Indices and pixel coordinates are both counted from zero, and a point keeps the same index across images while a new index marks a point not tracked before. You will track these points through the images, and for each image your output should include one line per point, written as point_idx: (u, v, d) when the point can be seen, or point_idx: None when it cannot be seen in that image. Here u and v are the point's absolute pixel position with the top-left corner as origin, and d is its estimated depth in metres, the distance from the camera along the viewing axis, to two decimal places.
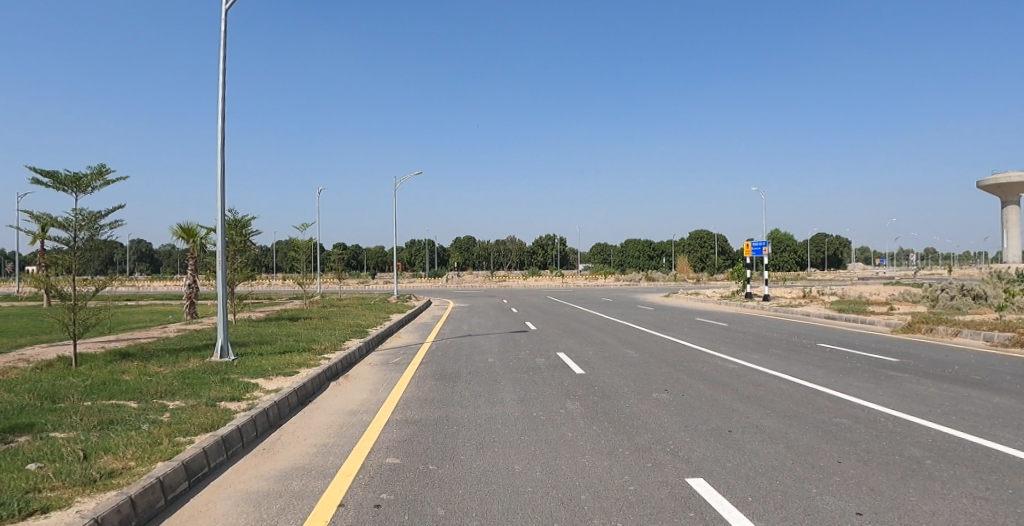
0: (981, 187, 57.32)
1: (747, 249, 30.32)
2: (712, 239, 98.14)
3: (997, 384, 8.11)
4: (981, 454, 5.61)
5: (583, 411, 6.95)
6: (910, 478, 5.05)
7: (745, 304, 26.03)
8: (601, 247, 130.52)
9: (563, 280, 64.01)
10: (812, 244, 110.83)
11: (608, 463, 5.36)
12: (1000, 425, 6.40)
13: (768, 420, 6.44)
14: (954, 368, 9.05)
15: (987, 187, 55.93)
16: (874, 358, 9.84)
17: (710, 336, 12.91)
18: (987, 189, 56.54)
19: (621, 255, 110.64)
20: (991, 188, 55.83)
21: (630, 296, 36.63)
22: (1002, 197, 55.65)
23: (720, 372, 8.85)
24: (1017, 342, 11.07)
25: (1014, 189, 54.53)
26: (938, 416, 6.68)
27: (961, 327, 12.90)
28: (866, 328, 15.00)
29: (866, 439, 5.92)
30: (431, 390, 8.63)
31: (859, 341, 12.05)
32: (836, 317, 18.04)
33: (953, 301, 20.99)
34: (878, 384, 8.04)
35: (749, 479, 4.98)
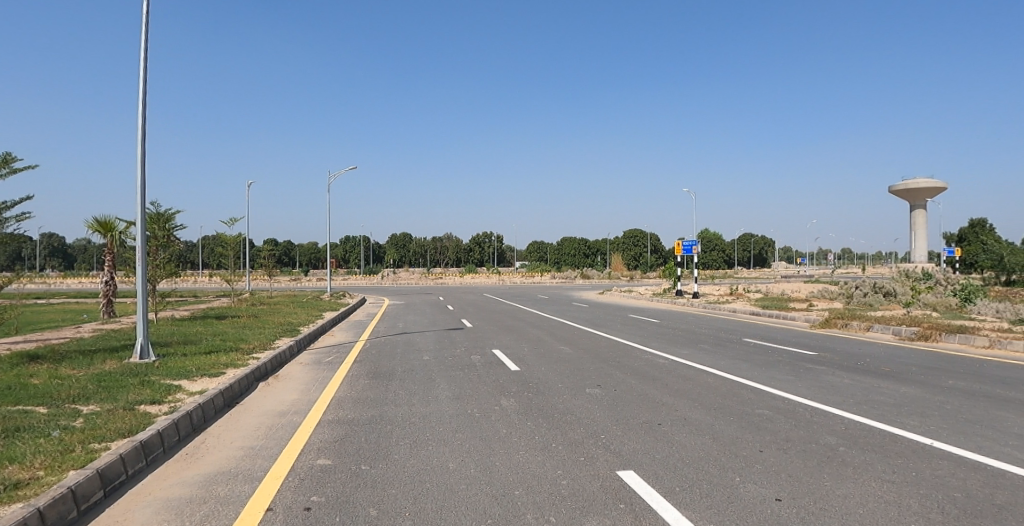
0: (891, 192, 61.21)
1: (678, 247, 31.17)
2: (646, 238, 100.79)
3: (903, 375, 8.70)
4: (889, 440, 6.03)
5: (517, 407, 6.98)
6: (825, 464, 5.36)
7: (675, 301, 26.84)
8: (538, 245, 131.93)
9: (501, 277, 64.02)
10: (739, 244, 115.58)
11: (542, 457, 5.41)
12: (905, 413, 6.88)
13: (694, 412, 6.66)
14: (865, 360, 9.64)
15: (897, 191, 59.76)
16: (795, 352, 10.32)
17: (643, 332, 13.21)
18: (897, 194, 60.49)
19: (559, 253, 111.65)
20: (901, 193, 59.71)
21: (566, 293, 36.96)
22: (911, 201, 59.54)
23: (650, 367, 9.07)
24: (922, 336, 11.88)
25: (921, 194, 58.48)
26: (850, 406, 7.10)
27: (873, 322, 13.73)
28: (787, 324, 15.72)
29: (785, 428, 6.21)
30: (364, 389, 8.46)
31: (780, 336, 12.64)
32: (759, 313, 18.81)
33: (866, 297, 22.33)
34: (797, 376, 8.46)
35: (677, 469, 5.14)
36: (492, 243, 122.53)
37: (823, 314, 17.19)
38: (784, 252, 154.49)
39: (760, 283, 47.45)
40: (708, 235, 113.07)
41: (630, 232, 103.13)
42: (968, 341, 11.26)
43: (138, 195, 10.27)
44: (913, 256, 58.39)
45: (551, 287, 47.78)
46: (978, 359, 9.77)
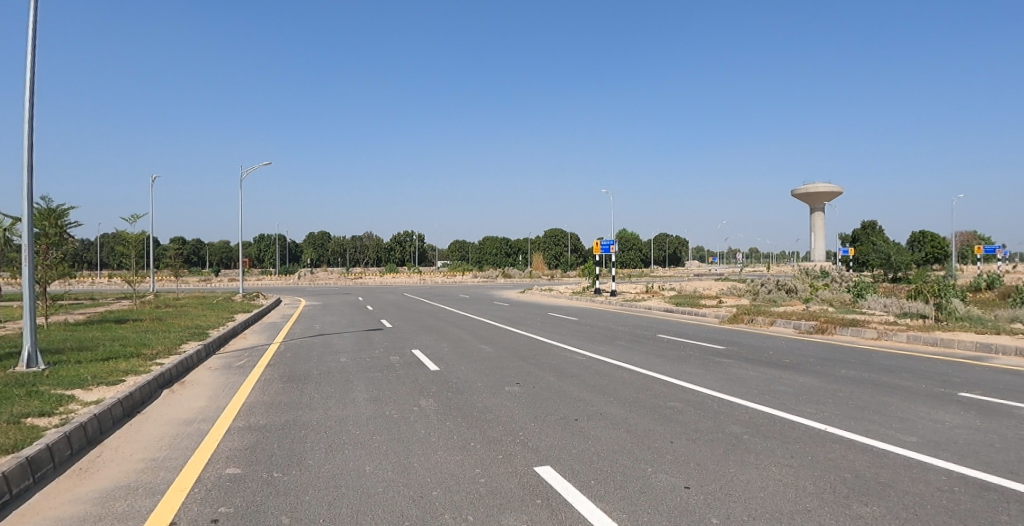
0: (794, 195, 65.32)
1: (597, 246, 31.93)
2: (568, 237, 102.73)
3: (801, 366, 9.30)
4: (788, 426, 6.43)
5: (436, 407, 6.92)
6: (730, 453, 5.65)
7: (593, 299, 27.50)
8: (461, 245, 131.48)
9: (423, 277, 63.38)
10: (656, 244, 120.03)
11: (459, 457, 5.38)
12: (803, 401, 7.36)
13: (609, 407, 6.84)
14: (768, 353, 10.24)
15: (799, 195, 63.84)
16: (705, 347, 10.81)
17: (562, 330, 13.44)
18: (798, 197, 64.62)
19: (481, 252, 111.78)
20: (801, 196, 63.81)
21: (488, 292, 37.00)
22: (810, 204, 63.77)
23: (569, 364, 9.24)
24: (819, 329, 12.73)
25: (820, 198, 62.74)
26: (755, 396, 7.51)
27: (776, 317, 14.58)
28: (699, 320, 16.45)
29: (695, 419, 6.49)
30: (278, 394, 8.14)
31: (692, 331, 13.19)
32: (673, 311, 19.55)
33: (771, 294, 23.69)
34: (706, 370, 8.87)
35: (592, 463, 5.26)
36: (415, 242, 121.09)
37: (731, 310, 18.11)
38: (697, 251, 161.59)
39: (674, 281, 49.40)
40: (626, 235, 116.56)
41: (552, 232, 104.76)
42: (859, 333, 12.19)
43: (25, 189, 9.43)
44: (812, 255, 62.57)
45: (473, 286, 47.77)
46: (867, 350, 10.60)
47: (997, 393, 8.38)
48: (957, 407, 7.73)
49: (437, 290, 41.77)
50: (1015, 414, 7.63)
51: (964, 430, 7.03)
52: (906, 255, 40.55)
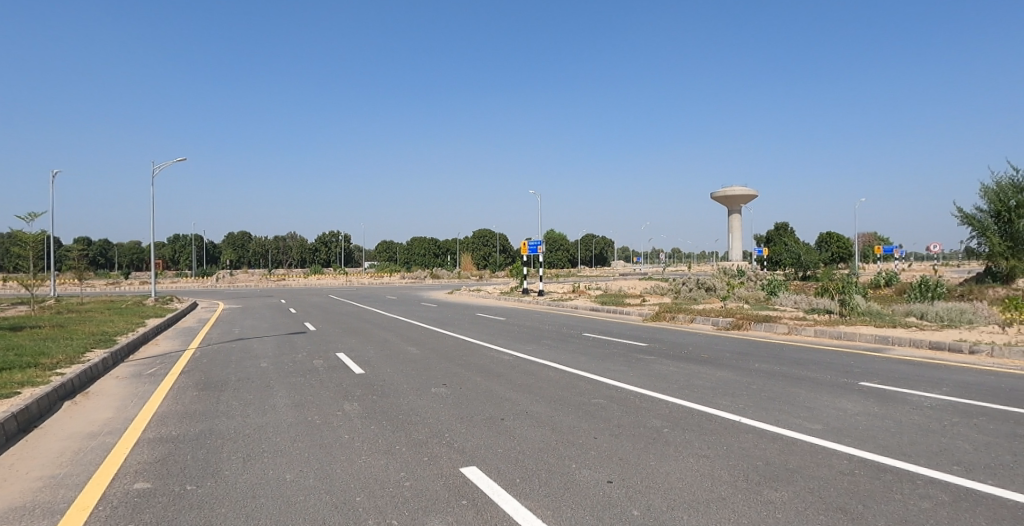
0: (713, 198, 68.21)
1: (525, 247, 32.21)
2: (497, 238, 103.17)
3: (718, 360, 9.74)
4: (705, 419, 6.73)
5: (361, 411, 6.80)
6: (651, 446, 5.85)
7: (521, 299, 27.74)
8: (389, 245, 129.43)
9: (350, 279, 62.02)
10: (584, 245, 122.46)
11: (385, 461, 5.31)
12: (719, 395, 7.71)
13: (535, 406, 6.93)
14: (688, 349, 10.66)
15: (717, 198, 66.73)
16: (629, 344, 11.12)
17: (490, 330, 13.48)
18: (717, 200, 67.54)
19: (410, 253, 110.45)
20: (720, 199, 66.78)
21: (416, 293, 36.56)
22: (728, 207, 66.79)
23: (496, 364, 9.29)
24: (735, 325, 13.36)
25: (736, 201, 65.83)
26: (674, 390, 7.81)
27: (695, 315, 15.19)
28: (624, 319, 16.90)
29: (618, 415, 6.67)
30: (192, 402, 7.76)
31: (617, 329, 13.53)
32: (599, 309, 20.01)
33: (691, 293, 24.66)
34: (630, 366, 9.13)
35: (518, 461, 5.31)
36: (341, 243, 118.21)
37: (654, 308, 18.73)
38: (623, 252, 166.02)
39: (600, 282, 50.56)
40: (555, 236, 118.24)
41: (482, 233, 104.89)
42: (771, 329, 12.89)
43: None
44: (729, 255, 65.58)
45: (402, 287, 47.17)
46: (778, 344, 11.22)
47: (892, 381, 9.08)
48: (857, 396, 8.32)
49: (364, 291, 40.98)
50: (908, 401, 8.29)
51: (864, 416, 7.57)
52: (814, 255, 43.18)
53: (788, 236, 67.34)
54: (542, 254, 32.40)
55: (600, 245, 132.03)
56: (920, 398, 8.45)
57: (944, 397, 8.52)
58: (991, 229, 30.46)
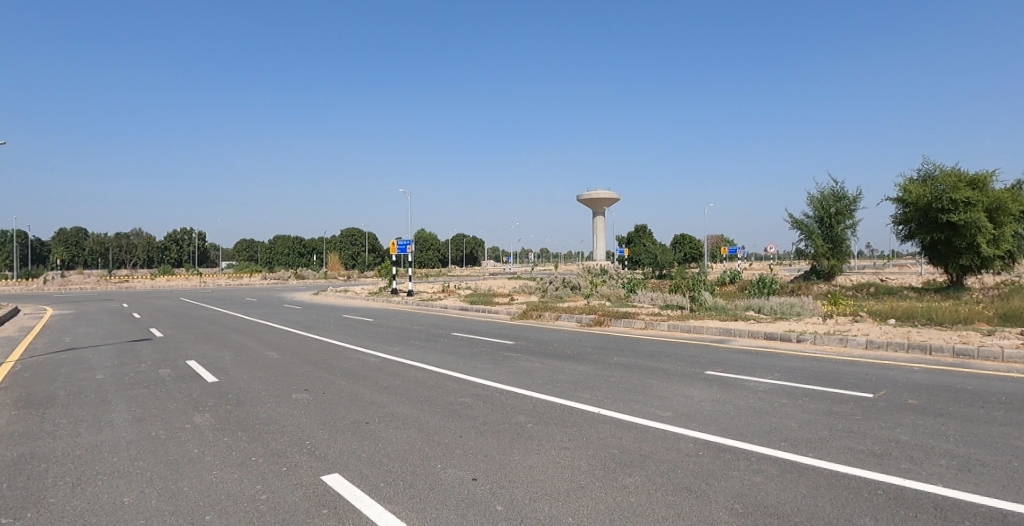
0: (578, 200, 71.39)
1: (394, 246, 31.74)
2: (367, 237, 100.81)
3: (580, 355, 10.23)
4: (567, 413, 7.06)
5: (213, 423, 6.38)
6: (515, 441, 6.04)
7: (390, 300, 27.29)
8: (249, 244, 121.82)
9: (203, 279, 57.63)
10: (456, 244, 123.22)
11: (238, 474, 5.03)
12: (580, 388, 8.12)
13: (401, 407, 6.89)
14: (552, 345, 11.09)
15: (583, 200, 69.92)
16: (497, 342, 11.35)
17: (357, 332, 13.15)
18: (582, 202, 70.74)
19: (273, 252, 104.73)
20: (585, 201, 69.90)
21: (277, 295, 34.75)
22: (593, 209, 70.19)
23: (362, 367, 9.09)
24: (596, 322, 14.09)
25: (600, 204, 69.37)
26: (539, 386, 8.10)
27: (559, 312, 15.82)
28: (492, 317, 17.23)
29: (483, 413, 6.81)
30: (8, 423, 6.84)
31: (485, 328, 13.74)
32: (469, 309, 20.23)
33: (557, 292, 25.64)
34: (496, 364, 9.34)
35: (382, 465, 5.26)
36: (194, 241, 109.45)
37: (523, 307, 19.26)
38: (490, 253, 168.56)
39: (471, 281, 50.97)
40: (427, 236, 117.63)
41: (352, 231, 101.97)
42: (630, 324, 13.76)
43: None
44: (593, 255, 68.89)
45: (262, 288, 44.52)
46: (635, 338, 12.00)
47: (732, 369, 10.04)
48: (703, 383, 9.12)
49: (217, 294, 38.13)
50: (745, 386, 9.22)
51: (708, 402, 8.32)
52: (669, 255, 46.64)
53: (646, 237, 71.94)
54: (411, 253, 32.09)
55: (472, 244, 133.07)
56: (755, 383, 9.44)
57: (775, 381, 9.58)
58: (816, 232, 34.49)
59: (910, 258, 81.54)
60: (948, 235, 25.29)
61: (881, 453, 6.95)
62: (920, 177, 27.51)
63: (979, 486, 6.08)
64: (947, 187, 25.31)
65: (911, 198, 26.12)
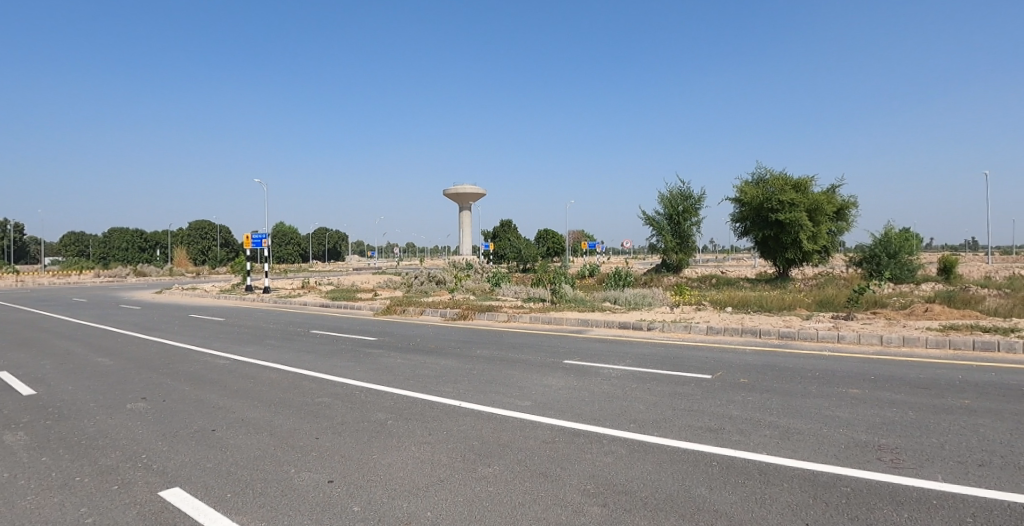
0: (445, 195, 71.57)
1: (248, 240, 29.93)
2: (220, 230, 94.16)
3: (442, 350, 10.34)
4: (429, 408, 7.15)
5: (28, 442, 5.72)
6: (374, 440, 6.02)
7: (243, 297, 25.69)
8: (79, 237, 108.92)
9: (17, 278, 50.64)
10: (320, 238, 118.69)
11: (59, 498, 4.57)
12: (442, 382, 8.22)
13: (253, 411, 6.60)
14: (415, 341, 11.09)
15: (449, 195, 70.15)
16: (358, 339, 11.14)
17: (205, 333, 12.29)
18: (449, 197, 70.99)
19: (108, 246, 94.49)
20: (452, 196, 70.01)
21: (110, 295, 31.40)
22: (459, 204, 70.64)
23: (210, 370, 8.55)
24: (461, 316, 14.27)
25: (466, 199, 70.00)
26: (400, 382, 8.09)
27: (424, 307, 15.84)
28: (354, 314, 16.86)
29: (342, 412, 6.70)
30: None
31: (347, 325, 13.42)
32: (330, 305, 19.62)
33: (422, 286, 25.61)
34: (357, 362, 9.17)
35: (230, 475, 5.02)
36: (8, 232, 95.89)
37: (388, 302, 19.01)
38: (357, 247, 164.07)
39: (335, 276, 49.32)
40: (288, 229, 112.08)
41: (203, 224, 94.66)
42: (493, 317, 14.09)
43: None
44: (461, 250, 69.36)
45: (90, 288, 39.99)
46: (498, 331, 12.32)
47: (588, 357, 10.64)
48: (561, 372, 9.58)
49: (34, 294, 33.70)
50: (599, 373, 9.82)
51: (565, 389, 8.77)
52: (532, 249, 48.24)
53: (513, 232, 73.56)
54: (267, 248, 30.45)
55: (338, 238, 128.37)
56: (608, 369, 10.08)
57: (626, 367, 10.29)
58: (666, 228, 37.23)
59: (743, 252, 90.76)
60: (776, 232, 28.44)
61: (715, 428, 7.73)
62: (753, 180, 30.60)
63: (795, 452, 6.95)
64: (776, 190, 28.42)
65: (746, 199, 28.99)
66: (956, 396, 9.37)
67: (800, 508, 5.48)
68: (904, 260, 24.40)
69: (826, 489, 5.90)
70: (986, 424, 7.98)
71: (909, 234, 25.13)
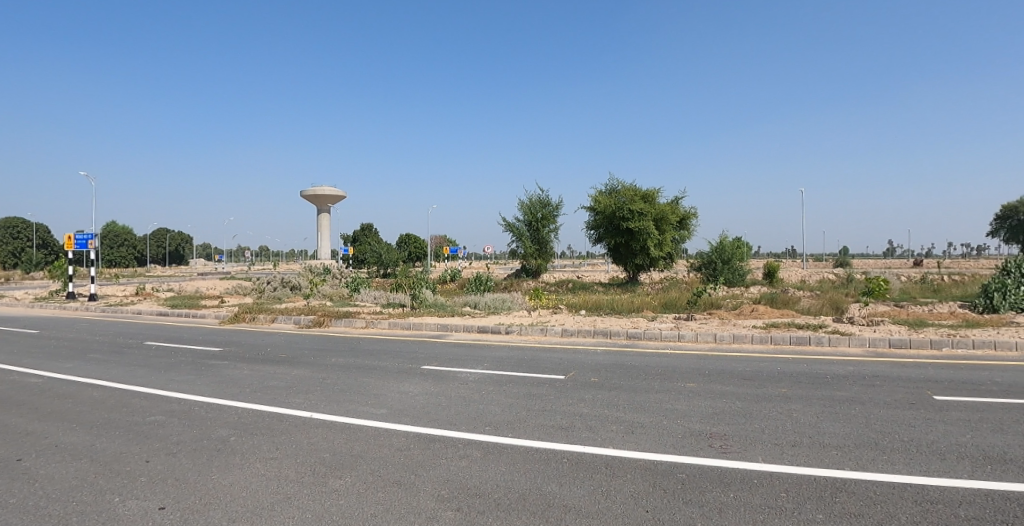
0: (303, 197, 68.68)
1: (69, 243, 26.77)
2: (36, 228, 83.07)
3: (295, 359, 9.98)
4: (277, 421, 6.91)
5: None
6: (213, 458, 5.73)
7: (62, 307, 22.88)
8: None
9: None
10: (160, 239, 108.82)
11: None
12: (293, 394, 7.97)
13: (70, 436, 6.00)
14: (265, 350, 10.59)
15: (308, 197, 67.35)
16: (200, 350, 10.42)
17: (12, 348, 10.84)
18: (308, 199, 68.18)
19: None
20: (311, 197, 67.34)
21: None
22: (318, 206, 68.08)
23: (17, 391, 7.59)
24: (316, 323, 13.83)
25: (326, 201, 67.64)
26: (246, 395, 7.72)
27: (276, 314, 15.14)
28: (196, 322, 15.71)
29: (177, 431, 6.29)
30: None
31: (188, 335, 12.49)
32: (169, 313, 18.10)
33: (275, 292, 24.45)
34: (197, 375, 8.60)
35: (38, 510, 4.55)
36: None
37: (235, 309, 17.90)
38: (205, 248, 152.15)
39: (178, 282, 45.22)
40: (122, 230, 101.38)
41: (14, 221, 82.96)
42: (351, 324, 13.81)
43: None
44: (319, 255, 66.81)
45: None
46: (355, 338, 12.11)
47: (447, 362, 10.79)
48: (418, 378, 9.64)
49: None
50: (457, 377, 10.01)
51: (422, 395, 8.85)
52: (393, 254, 47.77)
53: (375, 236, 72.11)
54: (93, 251, 27.41)
55: (183, 239, 117.89)
56: (466, 374, 10.29)
57: (484, 370, 10.58)
58: (525, 234, 38.48)
59: (599, 259, 96.07)
60: (626, 240, 30.41)
61: (566, 426, 8.20)
62: (606, 190, 32.46)
63: (638, 444, 7.58)
64: (626, 200, 30.40)
65: (600, 207, 30.70)
66: (774, 386, 10.67)
67: (641, 496, 5.99)
68: (735, 266, 27.18)
69: (664, 477, 6.50)
70: (798, 408, 9.18)
71: (739, 242, 28.03)
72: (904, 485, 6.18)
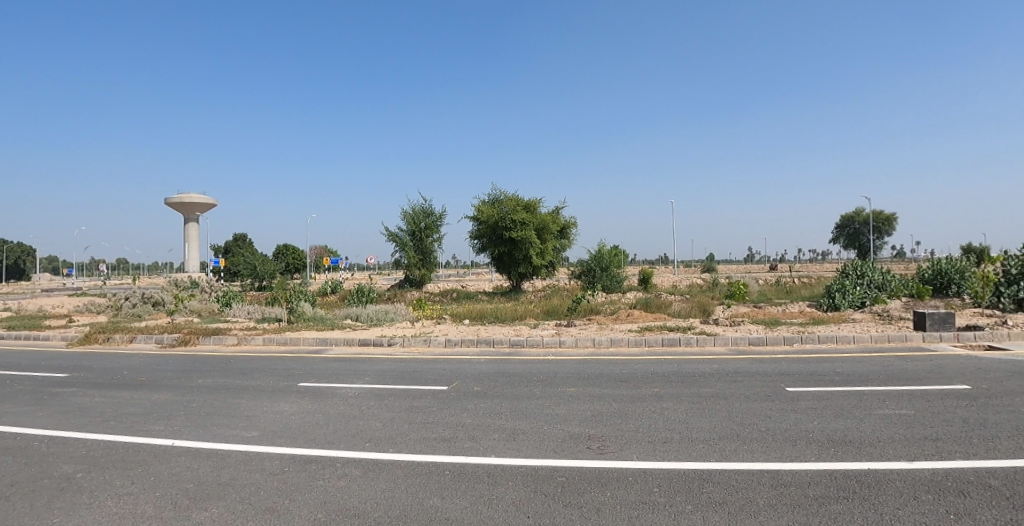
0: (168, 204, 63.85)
1: None
2: None
3: (156, 382, 9.32)
4: (134, 452, 6.46)
5: None
6: (55, 499, 5.29)
7: None
8: None
9: None
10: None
11: None
12: (153, 421, 7.46)
13: None
14: (122, 373, 9.79)
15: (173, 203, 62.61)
16: (42, 377, 9.45)
17: None
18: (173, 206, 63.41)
19: None
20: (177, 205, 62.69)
21: None
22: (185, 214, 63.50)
23: None
24: (181, 341, 12.96)
25: (194, 209, 63.25)
26: (97, 425, 7.13)
27: (134, 334, 13.99)
28: (38, 345, 14.15)
29: (12, 472, 5.72)
30: None
31: (28, 360, 11.25)
32: (4, 336, 16.15)
33: (134, 310, 22.51)
34: (38, 406, 7.80)
35: None
36: None
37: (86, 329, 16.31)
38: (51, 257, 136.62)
39: (14, 299, 40.25)
40: None
41: None
42: (221, 341, 13.07)
43: None
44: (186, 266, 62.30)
45: None
46: (225, 356, 11.49)
47: (326, 378, 10.53)
48: (295, 396, 9.33)
49: None
50: (336, 393, 9.79)
51: (298, 414, 8.59)
52: (269, 266, 45.63)
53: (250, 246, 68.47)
54: None
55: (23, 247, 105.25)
56: (346, 389, 10.09)
57: (364, 385, 10.43)
58: (408, 244, 38.16)
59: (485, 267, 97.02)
60: (508, 249, 31.03)
61: (448, 438, 8.29)
62: (489, 200, 32.94)
63: (520, 450, 7.84)
64: (508, 210, 31.06)
65: (483, 218, 31.13)
66: (648, 386, 11.39)
67: (522, 502, 6.22)
68: (613, 273, 28.59)
69: (545, 481, 6.78)
70: (669, 406, 9.89)
71: (616, 249, 29.53)
72: (761, 471, 6.88)
